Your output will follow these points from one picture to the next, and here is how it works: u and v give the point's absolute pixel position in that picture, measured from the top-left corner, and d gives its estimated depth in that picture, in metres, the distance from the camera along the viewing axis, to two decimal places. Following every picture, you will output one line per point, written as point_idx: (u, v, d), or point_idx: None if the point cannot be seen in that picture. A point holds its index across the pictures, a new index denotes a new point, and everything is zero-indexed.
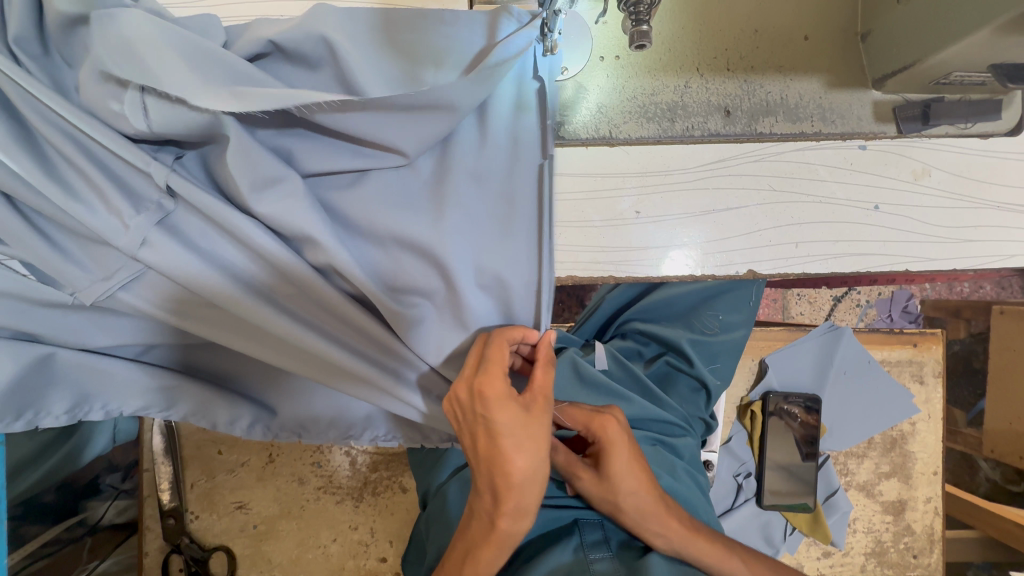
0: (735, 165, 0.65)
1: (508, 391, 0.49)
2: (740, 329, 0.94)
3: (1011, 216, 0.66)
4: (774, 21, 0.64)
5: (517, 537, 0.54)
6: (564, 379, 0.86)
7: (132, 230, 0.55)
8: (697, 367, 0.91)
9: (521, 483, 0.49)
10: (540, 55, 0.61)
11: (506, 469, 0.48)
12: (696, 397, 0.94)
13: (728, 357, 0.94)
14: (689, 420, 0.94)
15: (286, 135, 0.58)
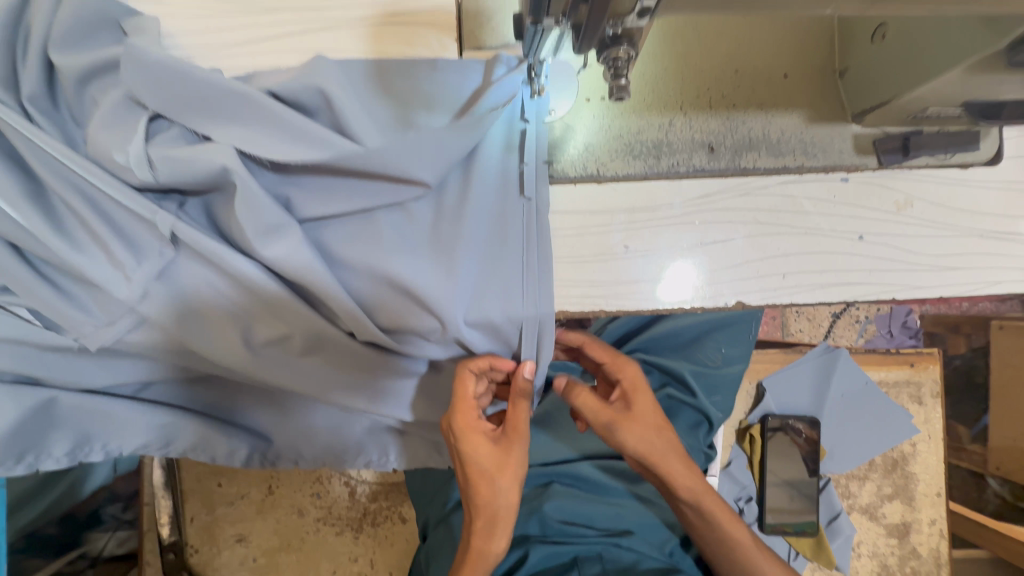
0: (721, 201, 0.67)
1: (476, 426, 0.62)
2: (739, 363, 0.95)
3: (995, 244, 0.67)
4: (755, 61, 0.66)
5: (488, 559, 0.64)
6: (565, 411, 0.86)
7: (134, 282, 0.58)
8: (700, 399, 0.93)
9: (495, 505, 0.64)
10: (528, 96, 0.62)
11: (480, 491, 0.64)
12: (697, 430, 0.95)
13: (728, 391, 0.96)
14: (690, 452, 0.94)
15: (286, 182, 0.60)
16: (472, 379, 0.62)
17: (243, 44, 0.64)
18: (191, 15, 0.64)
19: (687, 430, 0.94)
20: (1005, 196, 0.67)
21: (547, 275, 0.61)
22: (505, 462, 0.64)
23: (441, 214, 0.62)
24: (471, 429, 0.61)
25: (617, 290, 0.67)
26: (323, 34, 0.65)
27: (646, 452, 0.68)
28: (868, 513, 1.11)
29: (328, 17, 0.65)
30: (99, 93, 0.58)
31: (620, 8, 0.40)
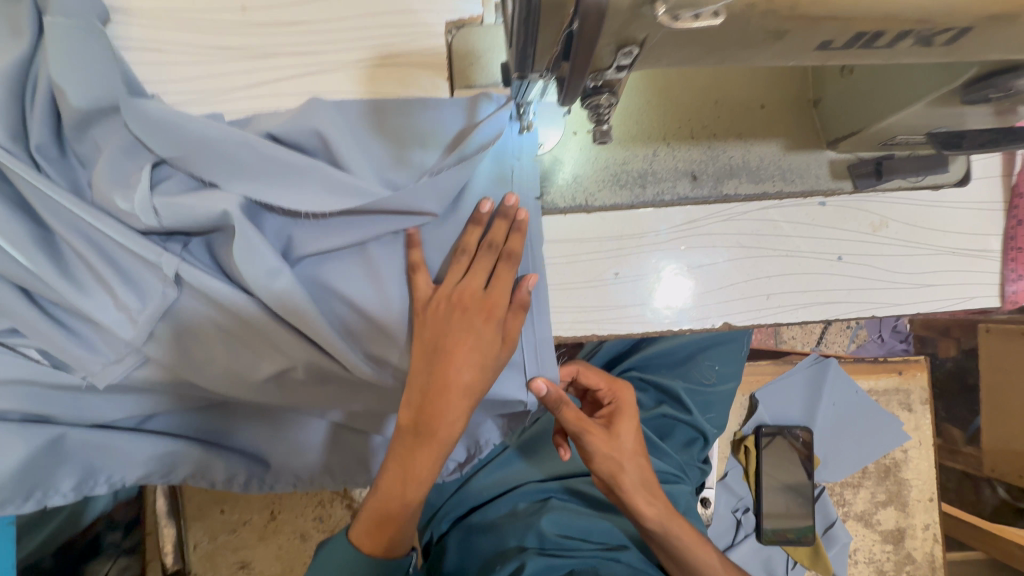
0: (705, 226, 0.70)
1: (474, 322, 0.58)
2: (732, 381, 0.98)
3: (967, 261, 0.71)
4: (733, 92, 0.69)
5: (443, 433, 0.58)
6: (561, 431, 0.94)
7: (140, 324, 0.60)
8: (695, 416, 0.96)
9: (464, 380, 0.57)
10: (516, 133, 0.65)
11: (434, 396, 0.57)
12: (692, 446, 0.99)
13: (722, 406, 0.99)
14: (686, 467, 0.97)
15: (290, 222, 0.63)
16: (509, 264, 0.61)
17: (242, 88, 0.67)
18: (190, 61, 0.67)
19: (681, 447, 0.98)
20: (975, 214, 0.71)
21: (544, 309, 0.66)
22: (485, 362, 0.58)
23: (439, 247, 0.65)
24: (485, 299, 0.59)
25: (607, 315, 0.69)
26: (320, 76, 0.67)
27: (613, 469, 0.69)
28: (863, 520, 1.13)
29: (324, 59, 0.67)
30: (104, 138, 0.60)
31: (600, 64, 0.41)
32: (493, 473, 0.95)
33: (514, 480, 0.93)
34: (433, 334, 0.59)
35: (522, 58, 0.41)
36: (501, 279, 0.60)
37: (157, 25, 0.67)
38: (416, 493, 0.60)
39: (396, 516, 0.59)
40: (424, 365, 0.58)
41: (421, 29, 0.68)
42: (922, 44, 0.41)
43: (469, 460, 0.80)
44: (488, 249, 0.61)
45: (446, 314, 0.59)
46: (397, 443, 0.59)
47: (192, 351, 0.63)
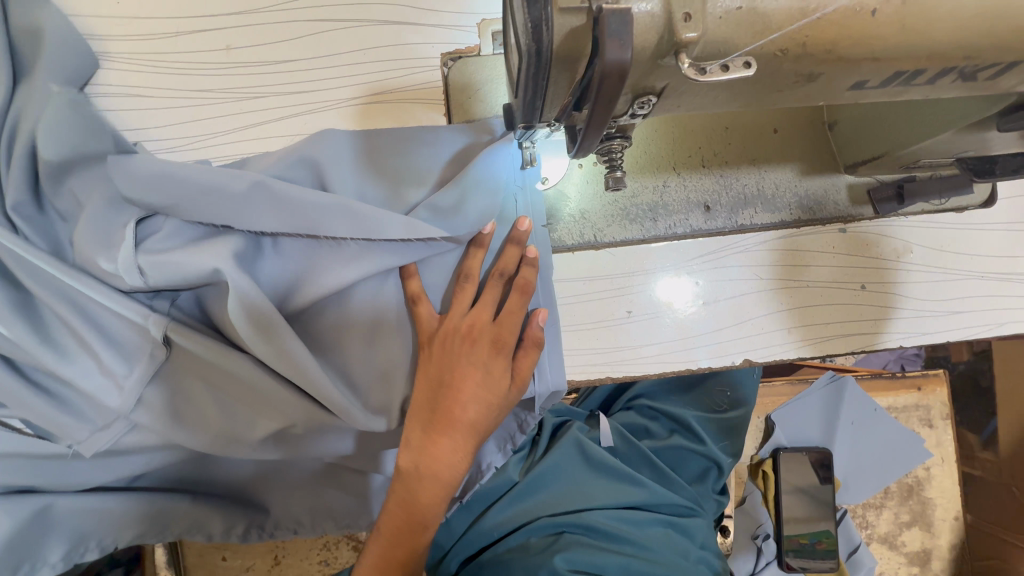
0: (723, 258, 0.66)
1: (486, 358, 0.58)
2: (747, 407, 0.94)
3: (997, 285, 0.67)
4: (745, 117, 0.66)
5: (449, 471, 0.58)
6: (574, 462, 0.90)
7: (127, 390, 0.56)
8: (709, 446, 0.92)
9: (474, 415, 0.57)
10: (518, 168, 0.62)
11: (443, 432, 0.57)
12: (706, 476, 0.95)
13: (738, 434, 0.95)
14: (700, 500, 0.95)
15: (284, 267, 0.59)
16: (519, 297, 0.59)
17: (230, 131, 0.63)
18: (173, 104, 0.63)
19: (696, 476, 0.96)
20: (1002, 237, 0.67)
21: (557, 355, 0.64)
22: (492, 400, 0.58)
23: (439, 291, 0.62)
24: (494, 332, 0.58)
25: (621, 356, 0.66)
26: (310, 116, 0.64)
27: None
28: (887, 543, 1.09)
29: (314, 98, 0.64)
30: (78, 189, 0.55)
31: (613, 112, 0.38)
32: (503, 511, 0.87)
33: (526, 516, 0.86)
34: (438, 370, 0.57)
35: (529, 110, 0.37)
36: (511, 314, 0.58)
37: (138, 68, 0.63)
38: (423, 528, 0.59)
39: (404, 554, 0.60)
40: (429, 401, 0.57)
41: (415, 63, 0.65)
42: (965, 79, 0.37)
43: (467, 488, 0.77)
44: (498, 278, 0.59)
45: (452, 348, 0.57)
46: (398, 480, 0.58)
47: (185, 413, 0.59)
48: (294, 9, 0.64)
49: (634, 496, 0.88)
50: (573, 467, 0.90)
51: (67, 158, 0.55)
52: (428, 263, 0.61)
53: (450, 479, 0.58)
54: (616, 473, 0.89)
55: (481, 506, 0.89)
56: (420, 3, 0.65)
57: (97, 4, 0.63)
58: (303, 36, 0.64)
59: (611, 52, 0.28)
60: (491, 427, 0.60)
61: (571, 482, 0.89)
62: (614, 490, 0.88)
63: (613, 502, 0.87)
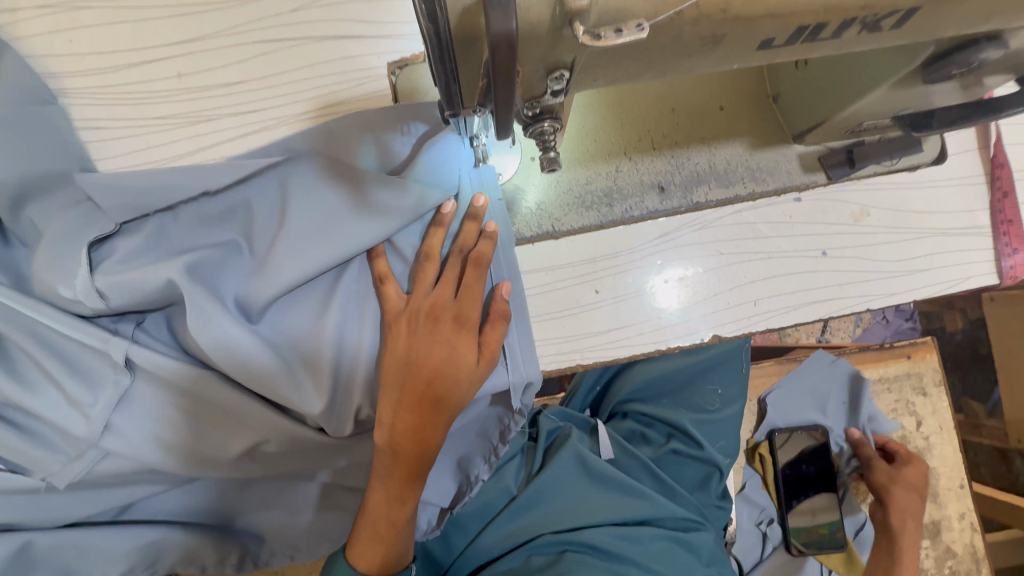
0: (681, 237, 0.67)
1: (452, 333, 0.58)
2: (738, 402, 0.93)
3: (957, 240, 0.67)
4: (688, 98, 0.67)
5: (426, 450, 0.59)
6: (573, 472, 0.89)
7: (94, 418, 0.57)
8: (707, 450, 0.91)
9: (443, 390, 0.57)
10: (471, 165, 0.63)
11: (416, 409, 0.57)
12: (707, 483, 0.94)
13: (731, 433, 0.93)
14: (702, 509, 0.95)
15: (238, 274, 0.59)
16: (478, 275, 0.59)
17: (188, 155, 0.65)
18: (130, 134, 0.65)
19: (698, 484, 0.95)
20: (957, 193, 0.68)
21: (528, 340, 0.64)
22: (459, 374, 0.58)
23: (403, 280, 0.63)
24: (456, 308, 0.58)
25: (590, 344, 0.66)
26: (264, 133, 0.65)
27: None
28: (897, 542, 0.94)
29: (267, 115, 0.65)
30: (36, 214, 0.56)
31: (532, 92, 0.39)
32: (502, 528, 0.85)
33: (528, 530, 0.85)
34: (405, 348, 0.58)
35: (448, 96, 0.38)
36: (472, 291, 0.59)
37: (95, 103, 0.65)
38: (405, 506, 0.61)
39: (385, 534, 0.62)
40: (398, 380, 0.57)
41: (364, 74, 0.66)
42: (869, 30, 0.38)
43: (457, 500, 0.77)
44: (457, 256, 0.60)
45: (416, 326, 0.58)
46: (377, 461, 0.60)
47: (158, 433, 0.59)
48: (241, 32, 0.66)
49: (637, 510, 0.87)
50: (574, 478, 0.89)
51: (23, 181, 0.55)
52: (393, 245, 0.62)
53: (424, 458, 0.59)
54: (618, 485, 0.89)
55: (478, 523, 0.87)
56: (363, 17, 0.67)
57: (52, 44, 0.65)
58: (252, 58, 0.66)
59: (497, 23, 0.29)
60: (466, 404, 0.60)
61: (572, 496, 0.88)
62: (617, 503, 0.88)
63: (616, 516, 0.86)
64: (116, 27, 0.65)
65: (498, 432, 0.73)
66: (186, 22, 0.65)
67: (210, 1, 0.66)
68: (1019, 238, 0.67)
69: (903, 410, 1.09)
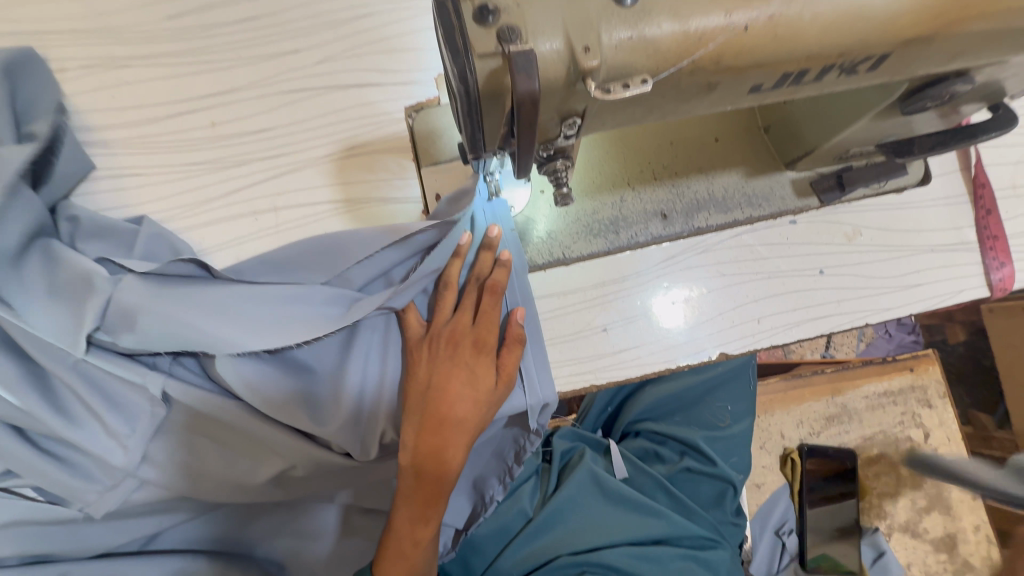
0: (684, 259, 0.71)
1: (470, 357, 0.61)
2: (748, 419, 0.94)
3: (946, 256, 0.71)
4: (684, 131, 0.72)
5: (446, 472, 0.60)
6: (587, 491, 0.90)
7: (131, 449, 0.59)
8: (720, 466, 0.92)
9: (462, 412, 0.60)
10: (484, 199, 0.68)
11: (437, 430, 0.60)
12: (721, 501, 0.95)
13: (743, 450, 0.95)
14: (718, 527, 0.95)
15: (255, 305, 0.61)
16: (495, 302, 0.63)
17: (219, 197, 0.69)
18: (164, 178, 0.69)
19: (712, 502, 0.96)
20: (943, 211, 0.72)
21: (542, 361, 0.67)
22: (478, 396, 0.61)
23: (423, 308, 0.66)
24: (474, 334, 0.62)
25: (601, 364, 0.69)
26: (289, 175, 0.70)
27: None
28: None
29: (292, 158, 0.70)
30: (77, 256, 0.59)
31: (548, 136, 0.43)
32: (519, 549, 0.86)
33: (545, 552, 0.86)
34: (428, 374, 0.61)
35: (473, 141, 0.42)
36: (490, 317, 0.62)
37: (133, 151, 0.69)
38: (427, 528, 0.63)
39: (409, 555, 0.64)
40: (419, 403, 0.61)
41: (383, 118, 0.71)
42: (846, 74, 0.43)
43: (472, 520, 0.79)
44: (474, 284, 0.64)
45: (437, 352, 0.62)
46: (402, 483, 0.62)
47: (193, 462, 0.62)
48: (269, 84, 0.71)
49: (652, 529, 0.88)
50: (589, 498, 0.90)
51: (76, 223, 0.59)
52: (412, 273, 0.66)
53: (449, 477, 0.61)
54: (634, 504, 0.90)
55: (496, 546, 0.89)
56: (381, 67, 0.72)
57: (95, 99, 0.70)
58: (280, 107, 0.71)
59: (522, 84, 0.34)
60: (485, 425, 0.62)
61: (587, 515, 0.89)
62: (633, 523, 0.89)
63: (633, 536, 0.87)
64: (154, 82, 0.70)
65: (514, 452, 0.76)
66: (218, 76, 0.71)
67: (241, 57, 0.71)
68: (1005, 252, 0.70)
69: (910, 423, 1.10)
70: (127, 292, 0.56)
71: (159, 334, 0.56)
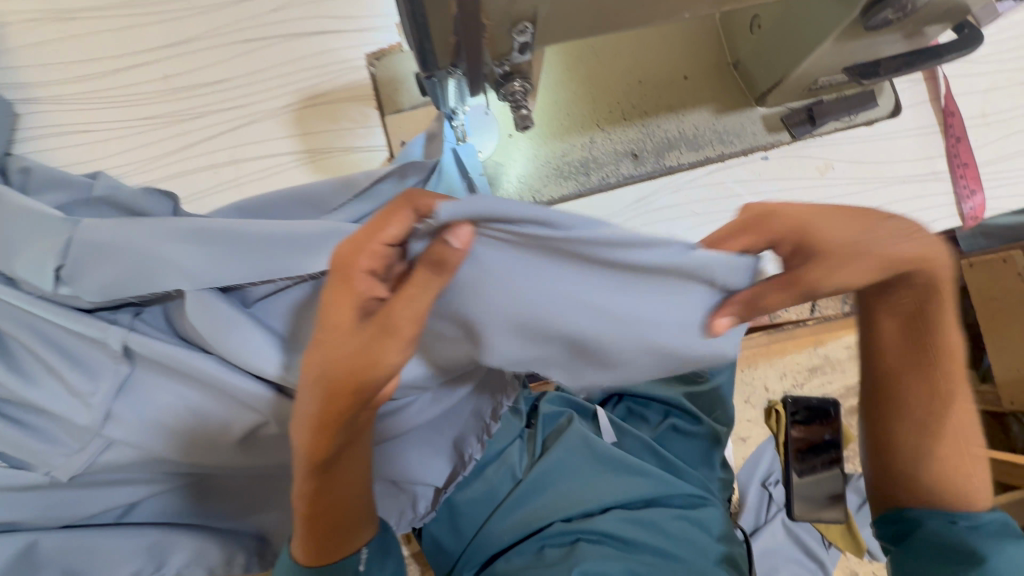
0: (657, 201, 0.71)
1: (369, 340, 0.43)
2: (725, 373, 0.96)
3: (918, 187, 0.72)
4: (652, 71, 0.71)
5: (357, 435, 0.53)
6: (579, 455, 0.88)
7: (94, 408, 0.57)
8: (706, 424, 0.93)
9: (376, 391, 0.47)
10: (455, 142, 0.65)
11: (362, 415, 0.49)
12: (709, 459, 0.95)
13: (725, 404, 0.96)
14: (709, 485, 0.93)
15: (204, 256, 0.54)
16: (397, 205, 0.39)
17: (178, 150, 0.67)
18: (120, 135, 0.67)
19: (700, 461, 0.95)
20: (915, 142, 0.72)
21: None
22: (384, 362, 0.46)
23: None
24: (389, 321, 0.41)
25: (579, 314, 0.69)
26: (249, 127, 0.68)
27: None
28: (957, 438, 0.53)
29: (251, 110, 0.68)
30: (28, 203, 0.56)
31: (501, 50, 0.42)
32: (509, 514, 0.83)
33: (537, 517, 0.82)
34: (342, 354, 0.43)
35: (422, 54, 0.41)
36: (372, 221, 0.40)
37: (83, 108, 0.67)
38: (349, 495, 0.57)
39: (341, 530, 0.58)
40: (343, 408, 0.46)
41: (343, 65, 0.69)
42: None
43: (451, 479, 0.79)
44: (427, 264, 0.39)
45: (354, 304, 0.42)
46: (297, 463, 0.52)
47: (162, 420, 0.60)
48: (221, 34, 0.69)
49: (643, 488, 0.85)
50: (582, 462, 0.88)
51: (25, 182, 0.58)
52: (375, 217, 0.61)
53: (364, 434, 0.55)
54: (625, 466, 0.88)
55: (484, 512, 0.85)
56: (338, 13, 0.70)
57: (39, 55, 0.67)
58: (237, 57, 0.69)
59: None
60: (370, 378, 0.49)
61: (579, 479, 0.86)
62: (625, 483, 0.86)
63: (625, 498, 0.84)
64: (103, 35, 0.68)
65: (491, 408, 0.77)
66: (169, 27, 0.68)
67: (191, 6, 0.69)
68: (977, 179, 0.71)
69: None
70: (90, 230, 0.54)
71: (121, 277, 0.54)
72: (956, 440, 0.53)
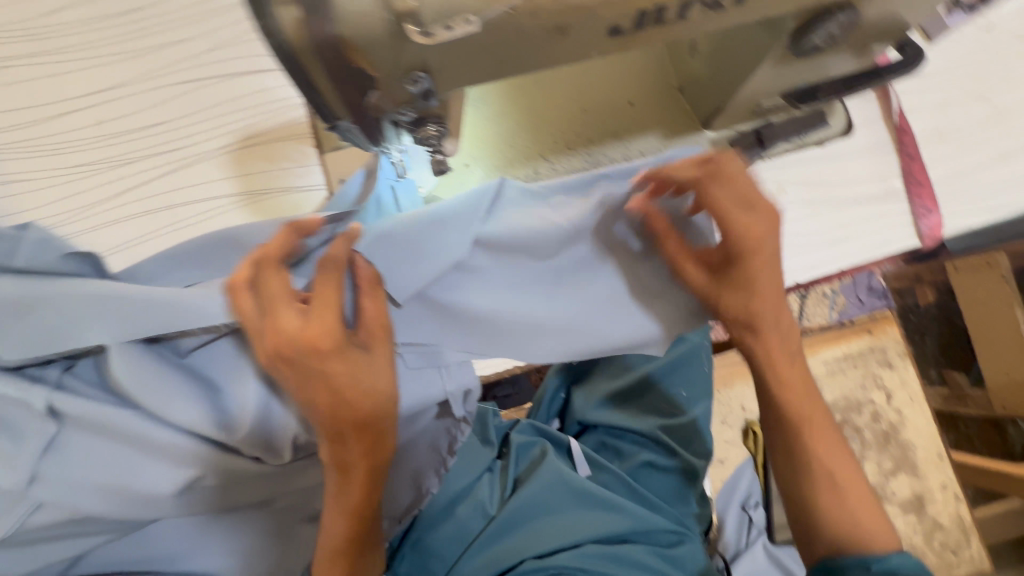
0: None
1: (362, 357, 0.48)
2: (704, 403, 0.89)
3: (872, 206, 0.72)
4: (597, 98, 0.70)
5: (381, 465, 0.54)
6: (552, 488, 0.81)
7: (18, 469, 0.55)
8: (680, 458, 0.85)
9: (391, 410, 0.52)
10: (394, 175, 0.60)
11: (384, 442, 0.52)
12: (686, 495, 0.88)
13: (706, 435, 0.89)
14: (685, 522, 0.87)
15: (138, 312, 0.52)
16: (276, 271, 0.46)
17: (116, 197, 0.66)
18: (56, 182, 0.66)
19: (676, 496, 0.87)
20: (867, 163, 0.71)
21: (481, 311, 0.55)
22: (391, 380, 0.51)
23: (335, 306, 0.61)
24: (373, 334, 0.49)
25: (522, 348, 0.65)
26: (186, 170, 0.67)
27: None
28: (824, 479, 0.55)
29: (186, 152, 0.67)
30: None
31: (402, 98, 0.40)
32: (474, 556, 0.76)
33: (506, 556, 0.75)
34: (371, 383, 0.48)
35: (316, 102, 0.39)
36: (272, 293, 0.46)
37: (16, 157, 0.66)
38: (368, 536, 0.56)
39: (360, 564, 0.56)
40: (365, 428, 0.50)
41: (281, 104, 0.68)
42: (712, 8, 0.41)
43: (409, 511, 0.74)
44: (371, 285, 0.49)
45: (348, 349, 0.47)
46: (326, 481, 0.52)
47: (92, 479, 0.57)
48: (154, 77, 0.68)
49: (617, 524, 0.79)
50: (556, 495, 0.81)
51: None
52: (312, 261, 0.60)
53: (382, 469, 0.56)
54: (599, 500, 0.82)
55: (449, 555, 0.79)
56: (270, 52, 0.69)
57: None
58: (172, 99, 0.68)
59: (318, 28, 0.33)
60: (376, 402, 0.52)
61: (550, 514, 0.80)
62: (599, 518, 0.79)
63: (597, 534, 0.78)
64: (38, 81, 0.67)
65: (447, 444, 0.73)
66: (102, 71, 0.67)
67: (123, 50, 0.68)
68: (931, 198, 0.71)
69: (871, 386, 1.05)
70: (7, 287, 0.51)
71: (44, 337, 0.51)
72: (831, 484, 0.55)
